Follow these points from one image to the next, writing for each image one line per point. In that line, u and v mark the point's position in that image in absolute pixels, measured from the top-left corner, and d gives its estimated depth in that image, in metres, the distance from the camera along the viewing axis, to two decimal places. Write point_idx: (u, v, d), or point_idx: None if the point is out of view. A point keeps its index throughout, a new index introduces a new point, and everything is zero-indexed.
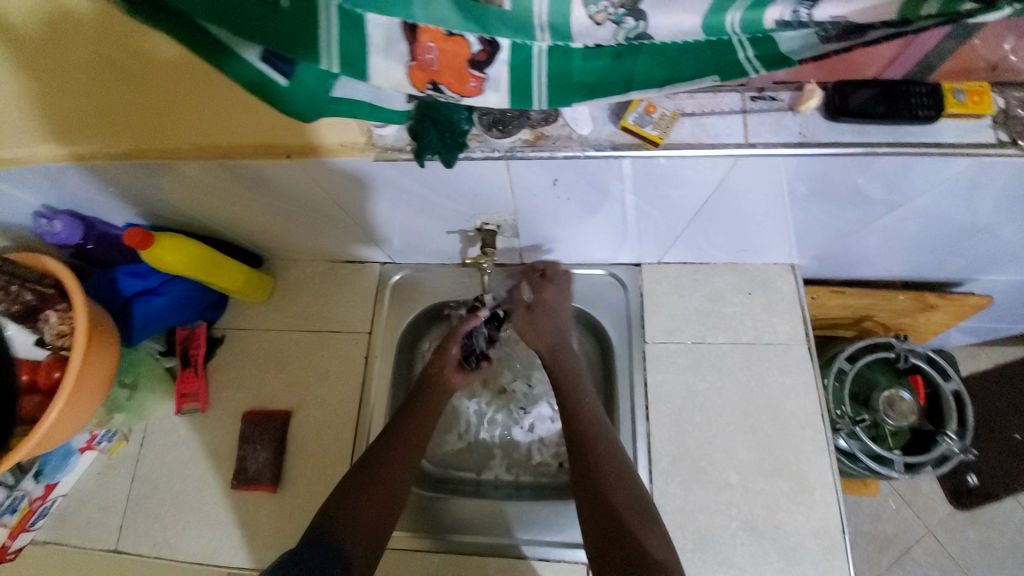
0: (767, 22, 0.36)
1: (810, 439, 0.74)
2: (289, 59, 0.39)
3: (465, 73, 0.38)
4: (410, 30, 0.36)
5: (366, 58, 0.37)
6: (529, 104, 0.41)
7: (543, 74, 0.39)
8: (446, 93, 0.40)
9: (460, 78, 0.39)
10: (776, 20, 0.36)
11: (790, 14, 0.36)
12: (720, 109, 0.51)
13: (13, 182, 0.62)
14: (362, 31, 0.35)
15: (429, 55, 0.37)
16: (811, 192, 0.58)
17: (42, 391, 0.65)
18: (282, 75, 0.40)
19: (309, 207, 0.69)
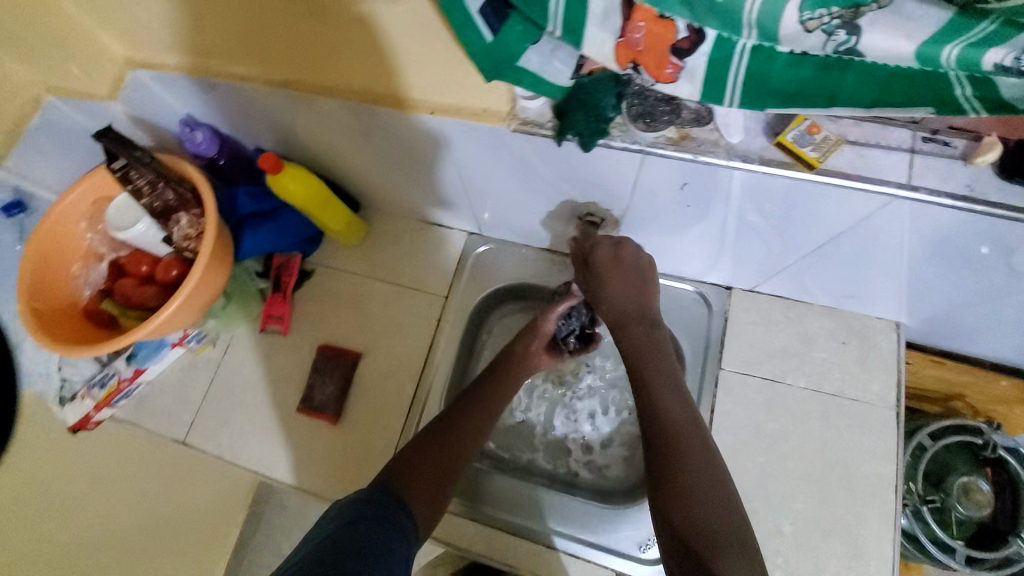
0: (985, 65, 0.33)
1: (881, 509, 0.69)
2: (503, 15, 0.43)
3: (665, 58, 0.40)
4: (628, 8, 0.39)
5: (585, 27, 0.41)
6: (720, 101, 0.42)
7: (740, 75, 0.40)
8: (642, 75, 0.42)
9: (659, 62, 0.41)
10: (995, 64, 0.32)
11: (1011, 61, 0.32)
12: (885, 143, 0.48)
13: (181, 91, 0.69)
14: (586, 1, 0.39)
15: (637, 35, 0.40)
16: (940, 252, 0.55)
17: (159, 285, 0.71)
18: (491, 31, 0.44)
19: (427, 163, 0.71)
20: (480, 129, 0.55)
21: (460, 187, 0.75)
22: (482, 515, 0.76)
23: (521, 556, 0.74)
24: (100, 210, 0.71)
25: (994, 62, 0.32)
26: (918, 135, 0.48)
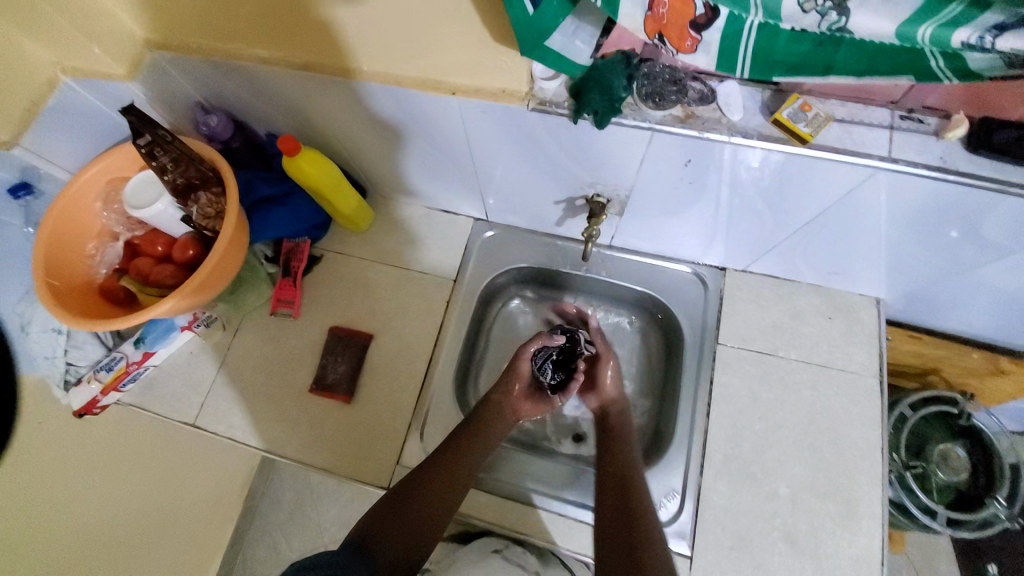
0: (953, 43, 0.38)
1: (868, 471, 0.74)
2: None
3: (686, 32, 0.46)
4: None
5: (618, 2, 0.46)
6: (731, 71, 0.48)
7: (750, 47, 0.46)
8: (666, 45, 0.49)
9: (680, 36, 0.47)
10: (961, 42, 0.38)
11: (975, 39, 0.37)
12: (869, 121, 0.54)
13: (197, 73, 0.70)
14: None
15: (662, 9, 0.46)
16: (926, 220, 0.59)
17: (174, 264, 0.72)
18: (531, 6, 0.51)
19: (441, 148, 0.74)
20: (498, 108, 0.58)
21: (471, 172, 0.79)
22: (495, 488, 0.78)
23: (534, 525, 0.75)
24: (114, 189, 0.72)
25: (961, 42, 0.38)
26: (895, 114, 0.53)
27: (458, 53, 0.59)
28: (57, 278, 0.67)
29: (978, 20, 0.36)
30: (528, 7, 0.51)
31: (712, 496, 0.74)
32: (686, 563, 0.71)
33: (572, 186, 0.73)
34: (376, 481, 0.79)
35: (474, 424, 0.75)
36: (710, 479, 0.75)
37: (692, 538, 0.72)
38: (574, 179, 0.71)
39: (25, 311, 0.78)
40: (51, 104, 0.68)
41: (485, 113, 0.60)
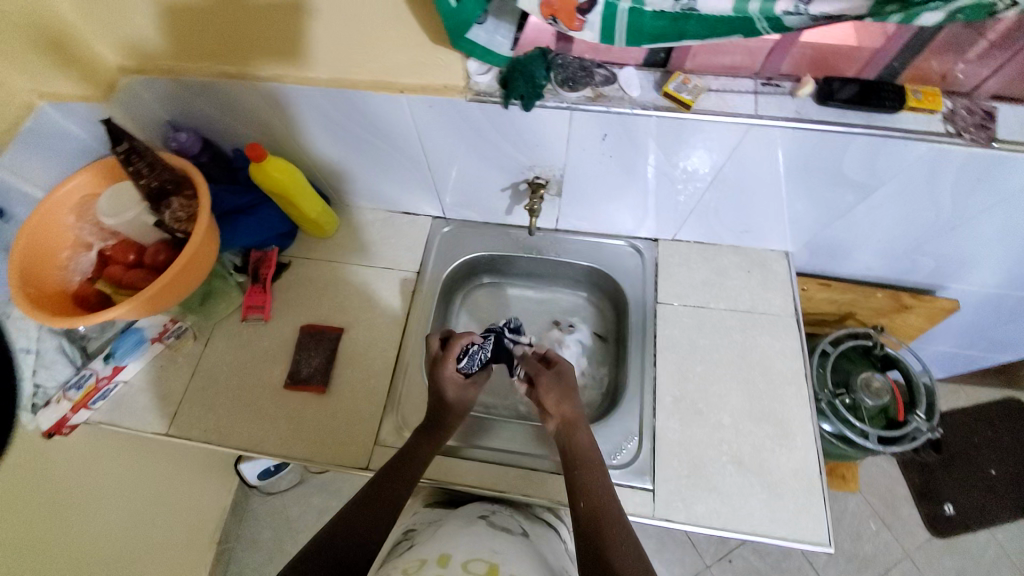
0: (778, 11, 0.49)
1: (797, 394, 0.84)
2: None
3: (574, 16, 0.52)
4: None
5: None
6: (613, 42, 0.56)
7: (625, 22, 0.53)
8: (558, 27, 0.55)
9: (570, 18, 0.53)
10: (783, 10, 0.49)
11: (794, 7, 0.49)
12: (737, 89, 0.69)
13: (167, 93, 0.78)
14: None
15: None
16: (804, 166, 0.73)
17: (147, 269, 0.77)
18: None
19: (395, 147, 0.83)
20: (442, 100, 0.70)
21: (425, 169, 0.88)
22: (476, 454, 0.84)
23: (512, 482, 0.81)
24: (88, 204, 0.78)
25: (783, 10, 0.49)
26: (758, 82, 0.69)
27: (406, 57, 0.69)
28: (31, 285, 0.72)
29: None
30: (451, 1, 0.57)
31: (667, 433, 0.82)
32: (651, 496, 0.78)
33: (515, 171, 0.84)
34: (356, 463, 0.83)
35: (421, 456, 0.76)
36: (664, 419, 0.83)
37: (653, 472, 0.79)
38: (515, 164, 0.82)
39: None
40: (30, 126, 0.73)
41: (431, 107, 0.71)
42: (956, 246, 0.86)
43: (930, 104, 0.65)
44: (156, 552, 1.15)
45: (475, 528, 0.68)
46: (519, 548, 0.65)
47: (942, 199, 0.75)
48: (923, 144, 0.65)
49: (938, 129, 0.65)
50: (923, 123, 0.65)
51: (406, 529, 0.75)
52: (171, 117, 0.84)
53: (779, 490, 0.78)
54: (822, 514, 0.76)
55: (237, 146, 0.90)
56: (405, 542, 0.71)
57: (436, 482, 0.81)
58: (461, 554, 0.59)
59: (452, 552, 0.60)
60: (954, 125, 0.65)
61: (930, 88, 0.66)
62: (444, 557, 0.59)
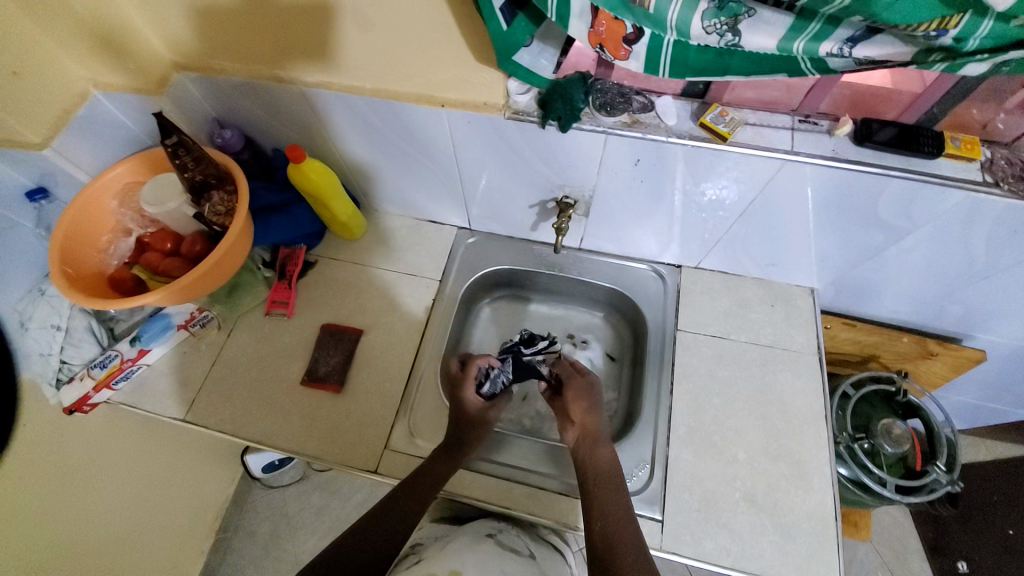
0: (821, 53, 0.49)
1: (814, 435, 0.83)
2: (513, 16, 0.59)
3: (620, 45, 0.55)
4: (593, 11, 0.53)
5: (569, 19, 0.54)
6: (657, 73, 0.58)
7: (669, 54, 0.55)
8: (604, 55, 0.57)
9: (616, 47, 0.55)
10: (827, 52, 0.49)
11: (837, 50, 0.49)
12: (774, 124, 0.69)
13: (218, 92, 0.82)
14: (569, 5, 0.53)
15: (600, 27, 0.54)
16: (837, 204, 0.73)
17: (183, 258, 0.80)
18: (505, 22, 0.59)
19: (430, 157, 0.85)
20: (481, 117, 0.71)
21: (456, 181, 0.89)
22: (484, 467, 0.83)
23: (517, 499, 0.81)
24: (130, 191, 0.81)
25: (827, 52, 0.49)
26: (795, 119, 0.69)
27: (450, 72, 0.71)
28: (69, 264, 0.74)
29: (834, 35, 0.48)
30: (502, 24, 0.59)
31: (680, 463, 0.81)
32: (659, 526, 0.76)
33: (545, 190, 0.85)
34: (364, 465, 0.83)
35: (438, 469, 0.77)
36: (677, 449, 0.82)
37: (662, 502, 0.78)
38: (545, 183, 0.83)
39: (27, 308, 0.82)
40: (81, 113, 0.77)
41: (470, 122, 0.73)
42: (988, 297, 0.84)
43: (969, 152, 0.64)
44: (156, 537, 1.16)
45: (483, 547, 0.70)
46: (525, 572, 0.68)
47: (976, 249, 0.74)
48: (961, 193, 0.65)
49: (976, 177, 0.64)
50: (961, 170, 0.65)
51: (414, 544, 0.78)
52: (219, 113, 0.88)
53: (791, 533, 0.76)
54: (835, 561, 0.74)
55: (277, 145, 0.93)
56: (411, 556, 0.73)
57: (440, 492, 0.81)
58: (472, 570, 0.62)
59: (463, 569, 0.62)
60: (992, 175, 0.64)
61: (969, 136, 0.66)
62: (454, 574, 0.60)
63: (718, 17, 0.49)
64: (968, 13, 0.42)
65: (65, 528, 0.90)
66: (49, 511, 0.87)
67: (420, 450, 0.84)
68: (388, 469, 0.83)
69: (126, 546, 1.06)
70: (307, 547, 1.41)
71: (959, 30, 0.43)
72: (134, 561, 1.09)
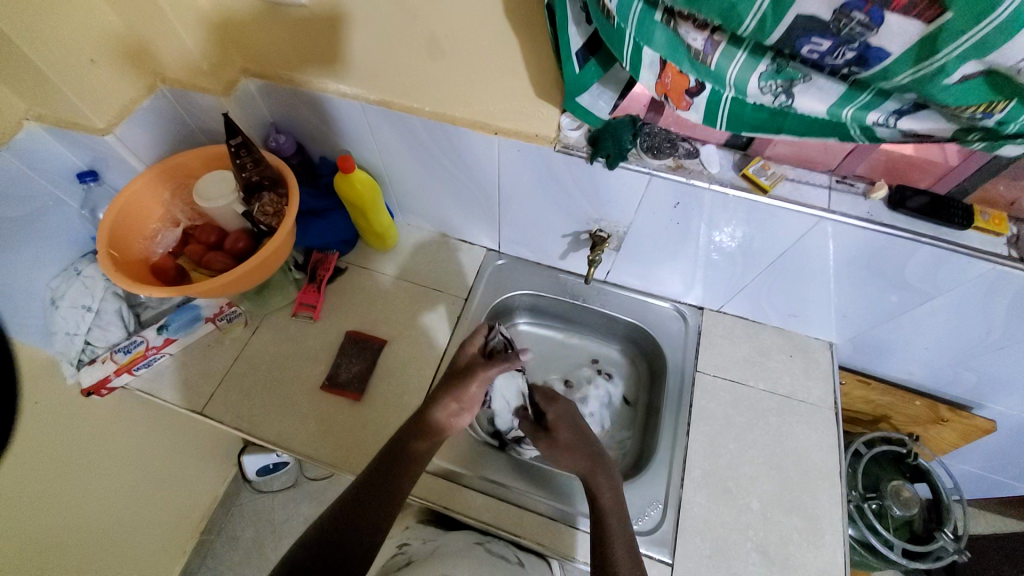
0: (868, 121, 0.53)
1: (827, 490, 0.82)
2: (586, 61, 0.63)
3: (683, 96, 0.59)
4: (662, 63, 0.57)
5: (640, 70, 0.58)
6: (713, 124, 0.61)
7: (726, 109, 0.59)
8: (666, 102, 0.61)
9: (678, 97, 0.60)
10: (874, 121, 0.52)
11: (883, 120, 0.52)
12: (812, 182, 0.72)
13: (279, 99, 0.86)
14: (640, 56, 0.56)
15: (666, 78, 0.58)
16: (867, 264, 0.75)
17: (224, 253, 0.81)
18: (579, 66, 0.63)
19: (472, 179, 0.88)
20: (532, 147, 0.75)
21: (494, 204, 0.92)
22: (497, 490, 0.82)
23: (527, 526, 0.79)
24: (185, 187, 0.85)
25: (873, 121, 0.52)
26: (832, 179, 0.72)
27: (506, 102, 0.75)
28: (116, 248, 0.77)
29: (882, 106, 0.51)
30: (576, 68, 0.63)
31: (693, 507, 0.80)
32: (669, 570, 0.75)
33: (581, 221, 0.88)
34: None
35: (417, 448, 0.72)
36: (691, 491, 0.82)
37: (673, 546, 0.77)
38: (582, 215, 0.86)
39: (60, 286, 0.84)
40: (144, 105, 0.80)
41: (520, 151, 0.77)
42: (1003, 369, 0.86)
43: (997, 227, 0.67)
44: (144, 531, 1.13)
45: (474, 553, 0.74)
46: None
47: (996, 321, 0.76)
48: (988, 265, 0.67)
49: (1003, 251, 0.67)
50: (988, 243, 0.67)
51: (400, 543, 0.80)
52: (275, 118, 0.91)
53: None
54: None
55: (325, 154, 0.97)
56: (399, 555, 0.76)
57: (449, 510, 0.80)
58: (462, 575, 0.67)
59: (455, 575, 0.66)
60: (1018, 251, 0.67)
61: (996, 212, 0.68)
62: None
63: (775, 79, 0.52)
64: (1012, 102, 0.44)
65: (63, 512, 0.89)
66: (47, 494, 0.85)
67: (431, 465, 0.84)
68: None
69: (113, 538, 1.03)
70: None
71: (1003, 115, 0.45)
72: (119, 555, 1.06)
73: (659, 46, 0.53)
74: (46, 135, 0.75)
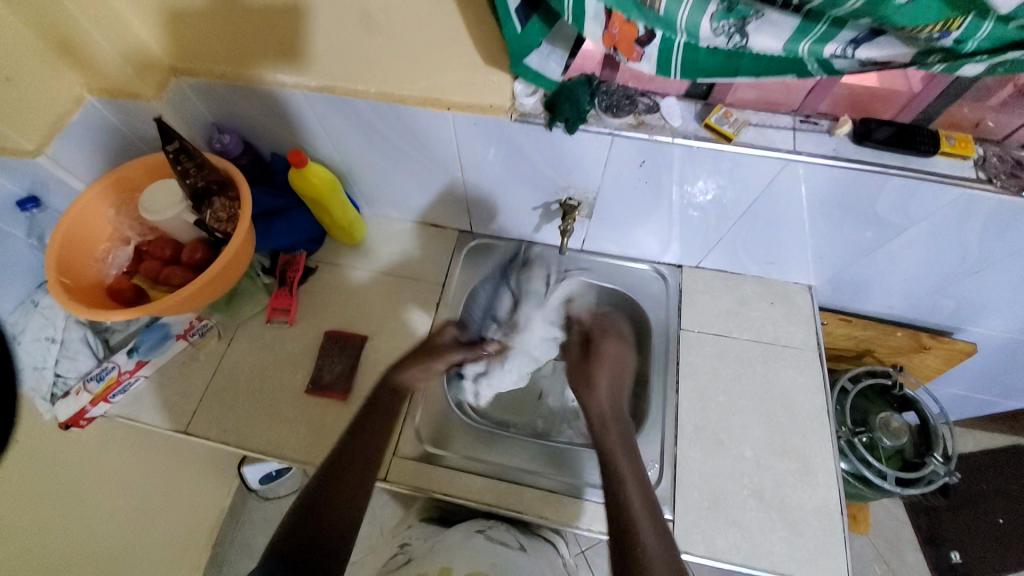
0: (826, 54, 0.51)
1: (817, 429, 0.84)
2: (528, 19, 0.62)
3: (633, 47, 0.56)
4: (607, 15, 0.54)
5: (585, 22, 0.55)
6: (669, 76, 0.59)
7: (680, 57, 0.56)
8: (617, 56, 0.58)
9: (629, 49, 0.56)
10: (831, 53, 0.50)
11: (841, 51, 0.50)
12: (777, 124, 0.71)
13: (217, 97, 0.81)
14: (585, 7, 0.53)
15: (613, 30, 0.55)
16: (837, 203, 0.75)
17: (183, 266, 0.78)
18: (520, 26, 0.62)
19: (432, 159, 0.84)
20: (487, 119, 0.71)
21: (458, 184, 0.89)
22: (495, 471, 0.83)
23: (528, 502, 0.80)
24: (130, 201, 0.80)
25: (831, 53, 0.50)
26: (796, 119, 0.71)
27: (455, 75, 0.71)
28: (66, 274, 0.73)
29: (838, 36, 0.49)
30: (517, 27, 0.62)
31: (689, 462, 0.81)
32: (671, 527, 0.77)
33: (549, 192, 0.86)
34: None
35: (380, 416, 0.77)
36: (685, 447, 0.83)
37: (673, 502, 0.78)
38: (549, 185, 0.84)
39: (19, 321, 0.81)
40: (74, 120, 0.75)
41: (476, 125, 0.73)
42: (978, 291, 0.87)
43: (963, 150, 0.66)
44: (151, 553, 1.12)
45: (473, 542, 0.76)
46: (518, 562, 0.74)
47: (968, 244, 0.76)
48: (956, 189, 0.66)
49: (969, 174, 0.66)
50: (955, 168, 0.67)
51: (402, 543, 0.82)
52: (218, 118, 0.86)
53: (799, 528, 0.77)
54: (843, 553, 0.75)
55: (277, 151, 0.92)
56: (401, 555, 0.78)
57: (448, 496, 0.80)
58: (461, 570, 0.70)
59: (453, 568, 0.70)
60: (985, 171, 0.66)
61: (962, 135, 0.67)
62: (444, 573, 0.68)
63: (727, 18, 0.50)
64: (970, 15, 0.43)
65: (63, 548, 0.88)
66: (40, 532, 0.84)
67: (425, 454, 0.83)
68: (398, 476, 0.81)
69: (118, 565, 1.01)
70: None
71: (961, 32, 0.44)
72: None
73: None
74: None
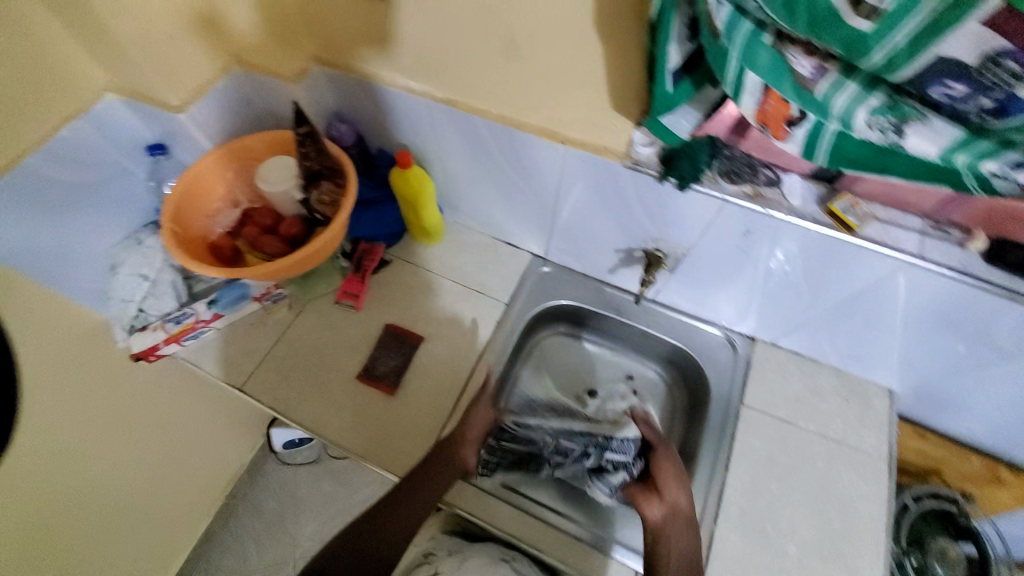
0: (983, 170, 0.48)
1: (873, 546, 0.77)
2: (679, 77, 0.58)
3: (782, 125, 0.54)
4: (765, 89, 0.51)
5: (740, 94, 0.52)
6: (810, 158, 0.57)
7: (827, 142, 0.54)
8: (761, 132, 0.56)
9: (777, 127, 0.54)
10: (989, 170, 0.48)
11: (1001, 171, 0.47)
12: (904, 224, 0.67)
13: (346, 88, 0.86)
14: (743, 81, 0.51)
15: (766, 105, 0.53)
16: (949, 317, 0.69)
17: (280, 237, 0.82)
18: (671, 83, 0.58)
19: (530, 185, 0.85)
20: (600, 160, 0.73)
21: (547, 212, 0.90)
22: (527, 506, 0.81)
23: (553, 546, 0.78)
24: (248, 168, 0.86)
25: (989, 171, 0.48)
26: (926, 223, 0.67)
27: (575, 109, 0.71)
28: (178, 224, 0.78)
29: (1002, 156, 0.46)
30: (668, 86, 0.58)
31: (725, 546, 0.77)
32: None
33: (638, 238, 0.85)
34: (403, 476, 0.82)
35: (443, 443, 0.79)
36: (725, 530, 0.78)
37: None
38: (641, 233, 0.83)
39: (120, 253, 0.88)
40: (217, 85, 0.81)
41: (585, 162, 0.75)
42: None
43: None
44: (173, 492, 1.17)
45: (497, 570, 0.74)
46: None
47: None
48: None
49: None
50: None
51: (424, 551, 0.81)
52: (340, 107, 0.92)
53: None
54: None
55: (383, 146, 0.96)
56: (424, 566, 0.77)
57: (474, 518, 0.79)
58: None
59: None
60: None
61: None
62: None
63: (886, 114, 0.48)
64: None
65: (102, 467, 0.93)
66: None
67: None
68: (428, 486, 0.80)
69: (144, 497, 1.06)
70: (307, 535, 1.40)
71: None
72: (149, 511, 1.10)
73: (764, 56, 0.48)
74: (121, 106, 0.77)
